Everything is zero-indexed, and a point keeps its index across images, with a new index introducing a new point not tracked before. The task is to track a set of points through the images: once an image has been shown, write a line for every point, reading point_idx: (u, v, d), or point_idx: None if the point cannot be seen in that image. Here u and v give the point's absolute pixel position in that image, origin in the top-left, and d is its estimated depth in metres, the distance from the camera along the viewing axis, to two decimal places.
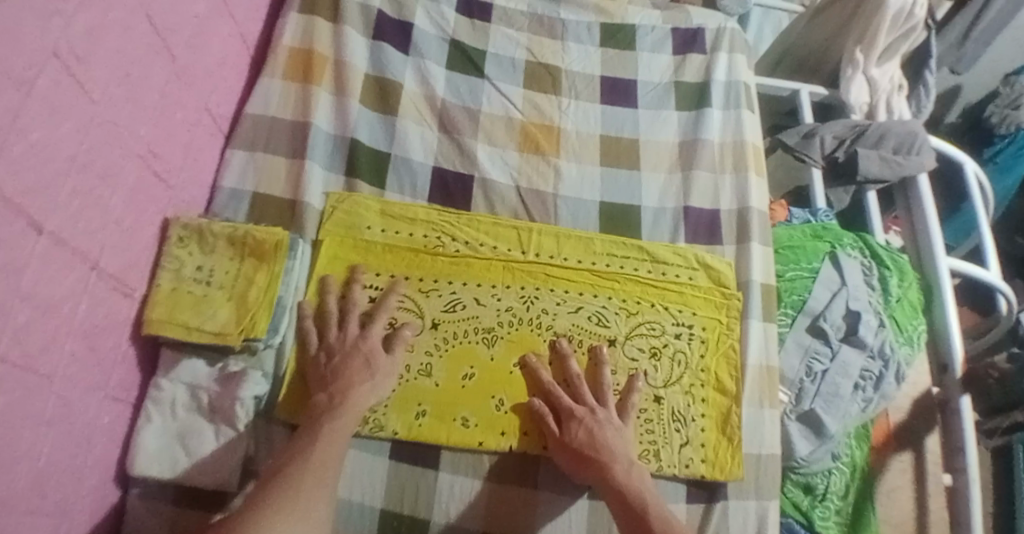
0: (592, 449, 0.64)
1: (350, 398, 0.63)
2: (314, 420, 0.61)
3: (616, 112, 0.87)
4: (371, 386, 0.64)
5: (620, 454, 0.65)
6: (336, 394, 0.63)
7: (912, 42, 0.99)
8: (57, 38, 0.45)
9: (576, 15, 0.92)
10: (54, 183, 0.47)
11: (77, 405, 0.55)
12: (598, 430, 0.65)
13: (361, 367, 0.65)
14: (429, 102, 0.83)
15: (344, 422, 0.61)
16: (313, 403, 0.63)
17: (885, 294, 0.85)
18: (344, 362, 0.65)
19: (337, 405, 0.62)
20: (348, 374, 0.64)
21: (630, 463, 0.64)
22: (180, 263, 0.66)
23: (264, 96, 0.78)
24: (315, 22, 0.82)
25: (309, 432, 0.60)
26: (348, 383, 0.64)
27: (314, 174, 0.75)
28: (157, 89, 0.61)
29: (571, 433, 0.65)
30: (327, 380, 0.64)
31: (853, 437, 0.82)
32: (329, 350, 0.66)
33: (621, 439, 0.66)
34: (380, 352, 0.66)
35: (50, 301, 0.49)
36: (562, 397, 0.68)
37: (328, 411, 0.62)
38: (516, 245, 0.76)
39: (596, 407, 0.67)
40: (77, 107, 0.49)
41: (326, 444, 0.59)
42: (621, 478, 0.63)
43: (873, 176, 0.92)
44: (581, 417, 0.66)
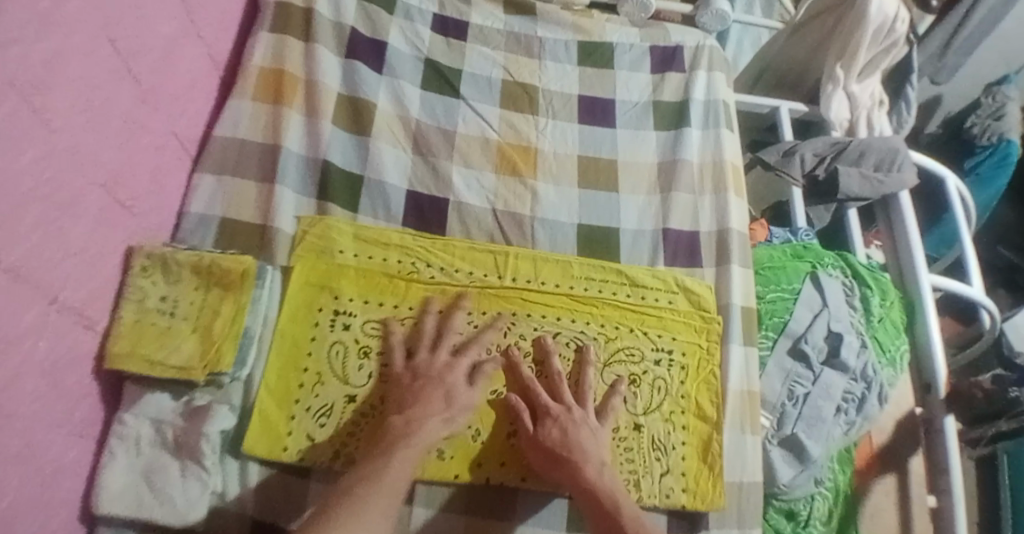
0: (563, 451, 0.64)
1: (426, 428, 0.62)
2: (383, 448, 0.60)
3: (594, 132, 0.86)
4: (446, 419, 0.63)
5: (595, 456, 0.64)
6: (410, 419, 0.62)
7: (892, 58, 0.99)
8: (16, 68, 0.43)
9: (553, 33, 0.91)
10: (13, 218, 0.45)
11: (39, 445, 0.53)
12: (572, 429, 0.65)
13: (441, 399, 0.64)
14: (403, 123, 0.82)
15: (416, 451, 0.60)
16: (388, 424, 0.62)
17: (867, 314, 0.84)
18: (428, 386, 0.65)
19: (412, 431, 0.61)
20: (427, 401, 0.64)
21: (602, 464, 0.64)
22: (143, 293, 0.63)
23: (233, 118, 0.76)
24: (286, 42, 0.81)
25: (379, 459, 0.58)
26: (425, 412, 0.63)
27: (285, 198, 0.74)
28: (122, 113, 0.59)
29: (545, 431, 0.65)
30: (407, 404, 0.64)
31: (837, 461, 0.81)
32: (414, 372, 0.66)
33: (595, 440, 0.65)
34: (462, 387, 0.66)
35: (9, 340, 0.47)
36: (539, 393, 0.68)
37: (404, 436, 0.61)
38: (493, 270, 0.75)
39: (573, 405, 0.67)
40: (36, 137, 0.47)
41: (395, 474, 0.57)
42: (594, 479, 0.62)
43: (854, 195, 0.91)
44: (557, 415, 0.66)
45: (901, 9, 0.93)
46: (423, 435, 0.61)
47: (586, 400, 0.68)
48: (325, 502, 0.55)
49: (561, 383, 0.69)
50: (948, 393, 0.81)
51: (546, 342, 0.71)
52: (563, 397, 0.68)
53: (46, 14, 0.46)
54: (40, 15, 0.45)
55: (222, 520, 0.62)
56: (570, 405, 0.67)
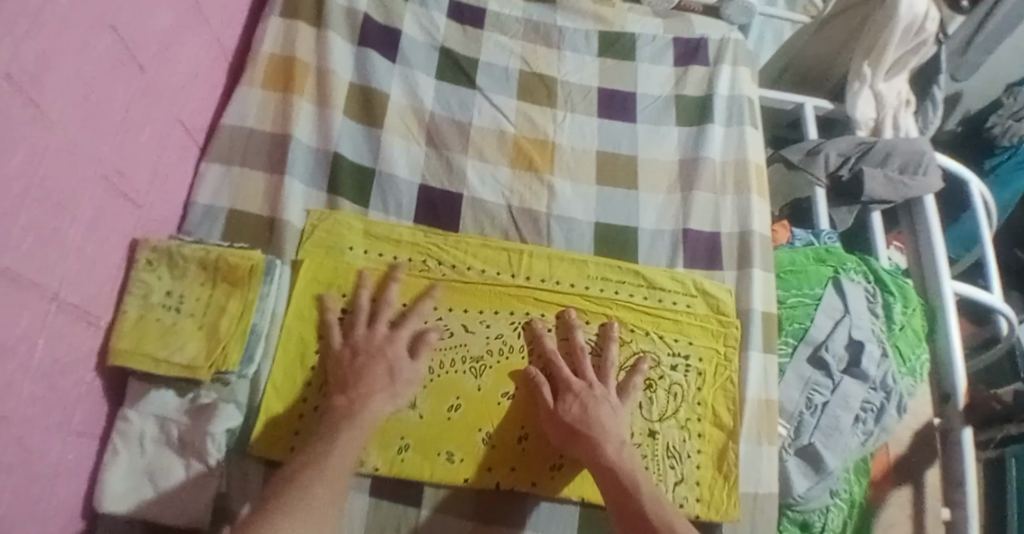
0: (583, 427, 0.62)
1: (371, 404, 0.60)
2: (328, 428, 0.58)
3: (613, 128, 0.83)
4: (390, 395, 0.62)
5: (613, 432, 0.62)
6: (354, 397, 0.60)
7: (923, 57, 0.96)
8: (10, 61, 0.40)
9: (573, 22, 0.88)
10: (7, 218, 0.43)
11: (40, 447, 0.51)
12: (592, 406, 0.64)
13: (384, 375, 0.62)
14: (416, 115, 0.79)
15: (362, 429, 0.59)
16: (331, 405, 0.60)
17: (888, 321, 0.82)
18: (370, 363, 0.63)
19: (355, 411, 0.59)
20: (369, 379, 0.62)
21: (621, 441, 0.62)
22: (148, 288, 0.61)
23: (240, 107, 0.73)
24: (297, 27, 0.78)
25: (325, 438, 0.57)
26: (368, 390, 0.61)
27: (294, 190, 0.71)
28: (123, 105, 0.56)
29: (565, 407, 0.64)
30: (348, 382, 0.62)
31: (853, 472, 0.79)
32: (353, 348, 0.64)
33: (614, 416, 0.64)
34: (404, 360, 0.64)
35: (4, 345, 0.45)
36: (562, 367, 0.67)
37: (348, 415, 0.59)
38: (506, 267, 0.72)
39: (594, 380, 0.66)
40: (31, 132, 0.44)
41: (342, 453, 0.56)
42: (612, 455, 0.61)
43: (879, 197, 0.88)
44: (577, 391, 0.65)
45: (931, 7, 0.89)
46: (370, 411, 0.60)
47: (606, 378, 0.67)
48: (273, 486, 0.55)
49: (582, 356, 0.68)
50: (966, 405, 0.80)
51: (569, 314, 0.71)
52: (584, 373, 0.67)
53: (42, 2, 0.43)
54: (36, 4, 0.42)
55: (226, 520, 0.61)
56: (593, 380, 0.66)
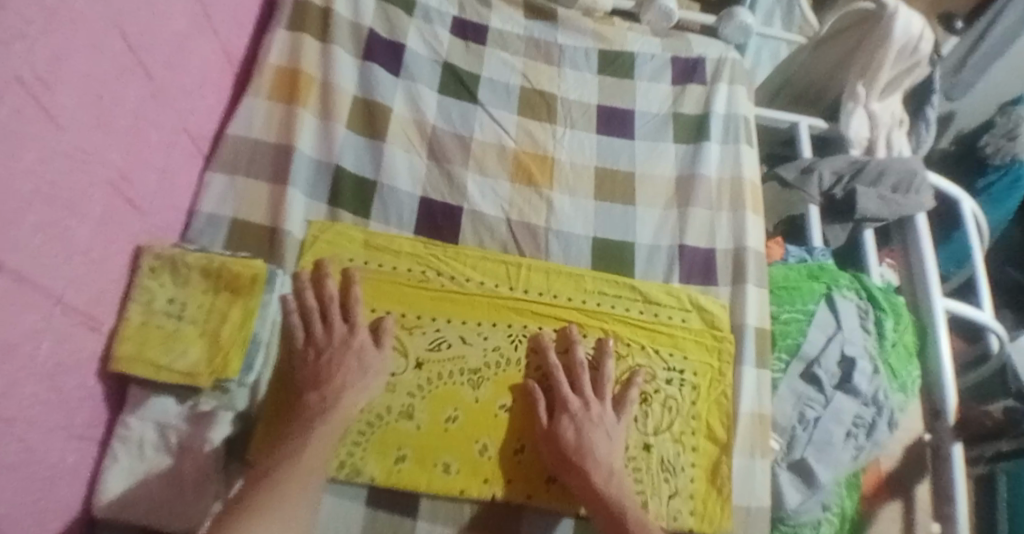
0: (577, 454, 0.64)
1: (343, 400, 0.62)
2: (301, 423, 0.60)
3: (612, 144, 0.85)
4: (361, 387, 0.63)
5: (604, 461, 0.64)
6: (325, 395, 0.62)
7: (916, 77, 0.98)
8: (23, 64, 0.41)
9: (574, 40, 0.90)
10: (15, 219, 0.44)
11: (40, 449, 0.52)
12: (587, 429, 0.65)
13: (355, 368, 0.64)
14: (419, 127, 0.80)
15: (332, 428, 0.61)
16: (303, 402, 0.62)
17: (881, 337, 0.84)
18: (337, 359, 0.64)
19: (328, 407, 0.61)
20: (338, 374, 0.63)
21: (611, 470, 0.64)
22: (151, 294, 0.62)
23: (246, 116, 0.75)
24: (302, 40, 0.79)
25: (297, 437, 0.59)
26: (340, 385, 0.63)
27: (296, 201, 0.73)
28: (131, 111, 0.57)
29: (560, 428, 0.65)
30: (320, 380, 0.63)
31: (845, 486, 0.80)
32: (317, 348, 0.65)
33: (607, 442, 0.65)
34: (370, 349, 0.65)
35: (10, 343, 0.45)
36: (561, 383, 0.68)
37: (320, 414, 0.61)
38: (504, 281, 0.73)
39: (591, 398, 0.67)
40: (40, 136, 0.45)
41: (314, 452, 0.59)
42: (600, 485, 0.63)
43: (871, 215, 0.90)
44: (573, 412, 0.66)
45: (926, 28, 0.91)
46: (342, 408, 0.62)
47: (605, 394, 0.68)
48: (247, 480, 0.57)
49: (581, 372, 0.69)
50: (955, 421, 0.81)
51: (569, 329, 0.72)
52: (582, 391, 0.68)
53: (54, 7, 0.44)
54: (48, 10, 0.43)
55: None
56: (591, 399, 0.67)
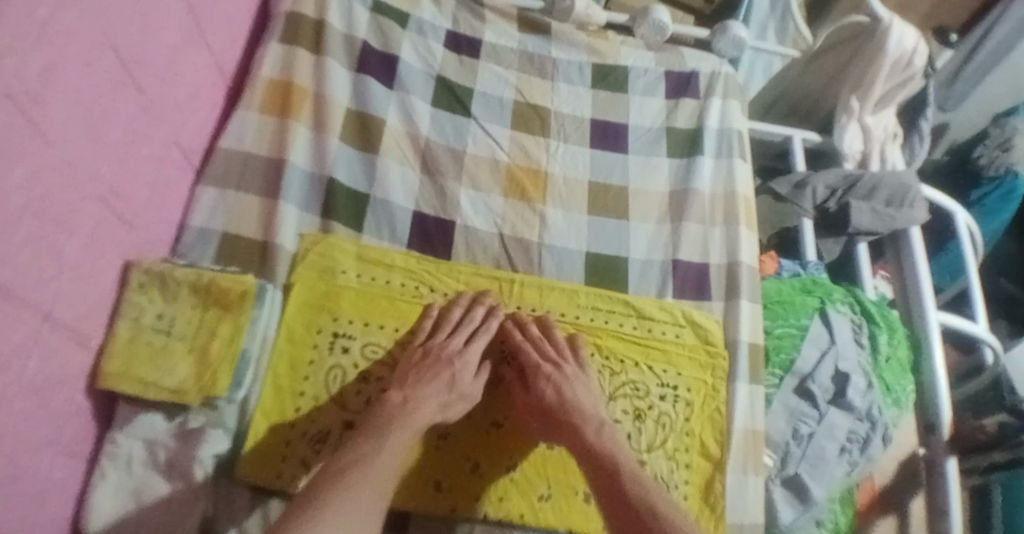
0: (562, 410, 0.65)
1: (421, 409, 0.63)
2: (377, 426, 0.60)
3: (605, 158, 0.85)
4: (445, 403, 0.65)
5: (590, 415, 0.65)
6: (406, 399, 0.63)
7: (910, 91, 0.98)
8: (14, 79, 0.41)
9: (567, 53, 0.90)
10: (4, 234, 0.43)
11: (27, 466, 0.51)
12: (566, 388, 0.66)
13: (444, 382, 0.65)
14: (412, 141, 0.80)
15: (407, 434, 0.61)
16: (384, 403, 0.63)
17: (874, 352, 0.83)
18: (434, 369, 0.66)
19: (406, 413, 0.62)
20: (428, 382, 0.65)
21: (600, 423, 0.64)
22: (140, 310, 0.61)
23: (238, 130, 0.74)
24: (295, 53, 0.79)
25: (371, 441, 0.59)
26: (423, 394, 0.64)
27: (288, 215, 0.72)
28: (123, 123, 0.57)
29: (540, 391, 0.66)
30: (405, 383, 0.65)
31: (839, 502, 0.80)
32: (423, 350, 0.68)
33: (588, 394, 0.67)
34: (467, 374, 0.67)
35: None
36: (530, 352, 0.69)
37: (397, 417, 0.62)
38: (495, 295, 0.73)
39: (560, 358, 0.68)
40: (31, 151, 0.45)
41: (387, 456, 0.58)
42: (591, 438, 0.63)
43: (865, 229, 0.90)
44: (549, 374, 0.66)
45: (920, 41, 0.91)
46: (418, 418, 0.62)
47: (571, 354, 0.69)
48: (317, 474, 0.56)
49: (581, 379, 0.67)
50: (951, 436, 0.81)
51: (553, 332, 0.71)
52: (550, 353, 0.68)
53: (46, 21, 0.44)
54: (41, 26, 0.43)
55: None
56: (560, 359, 0.68)
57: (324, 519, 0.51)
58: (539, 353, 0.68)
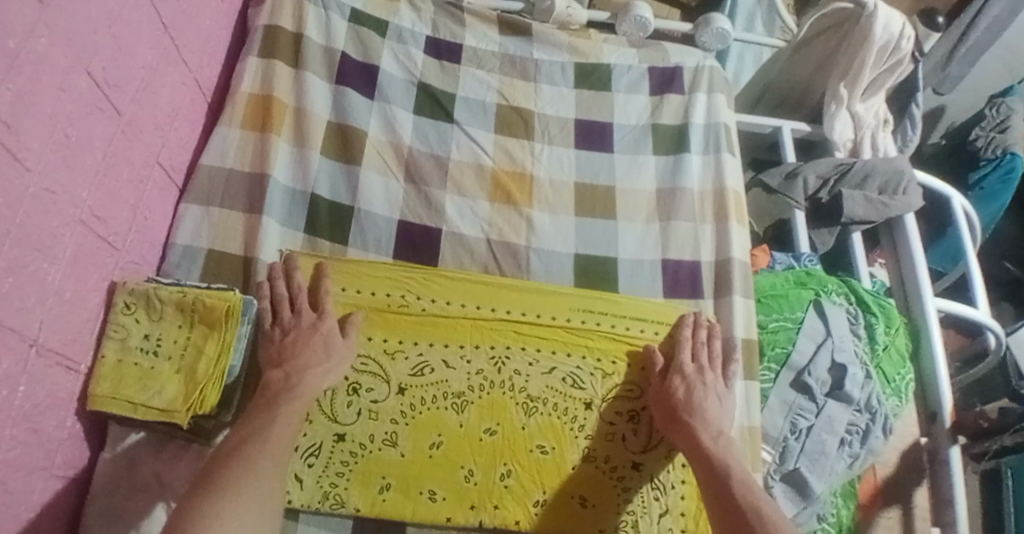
0: (685, 409, 0.67)
1: (306, 379, 0.62)
2: (269, 401, 0.60)
3: (591, 158, 0.84)
4: (324, 370, 0.63)
5: (711, 423, 0.66)
6: (291, 373, 0.62)
7: (898, 77, 0.97)
8: None
9: (549, 55, 0.89)
10: None
11: (21, 491, 0.50)
12: (698, 391, 0.68)
13: (319, 350, 0.64)
14: (396, 150, 0.80)
15: (299, 403, 0.60)
16: (267, 380, 0.62)
17: (871, 343, 0.82)
18: (301, 340, 0.64)
19: (291, 385, 0.61)
20: (306, 355, 0.63)
21: (718, 433, 0.66)
22: (126, 332, 0.61)
23: (219, 146, 0.74)
24: (274, 67, 0.79)
25: (264, 414, 0.58)
26: (304, 364, 0.63)
27: (272, 230, 0.72)
28: (101, 146, 0.57)
29: (672, 387, 0.69)
30: (280, 358, 0.63)
31: (840, 495, 0.79)
32: (282, 328, 0.65)
33: (718, 405, 0.68)
34: (337, 336, 0.66)
35: None
36: (682, 354, 0.71)
37: (285, 390, 0.61)
38: (485, 302, 0.72)
39: (706, 366, 0.70)
40: (8, 178, 0.44)
41: (284, 426, 0.58)
42: (708, 443, 0.64)
43: (858, 218, 0.89)
44: (687, 374, 0.69)
45: (905, 26, 0.90)
46: (304, 386, 0.61)
47: (715, 366, 0.71)
48: (213, 457, 0.55)
49: (673, 388, 0.68)
50: (953, 424, 0.79)
51: (715, 341, 0.73)
52: (701, 357, 0.71)
53: (18, 47, 0.43)
54: (12, 52, 0.43)
55: None
56: (709, 368, 0.71)
57: (227, 501, 0.50)
58: (692, 353, 0.71)
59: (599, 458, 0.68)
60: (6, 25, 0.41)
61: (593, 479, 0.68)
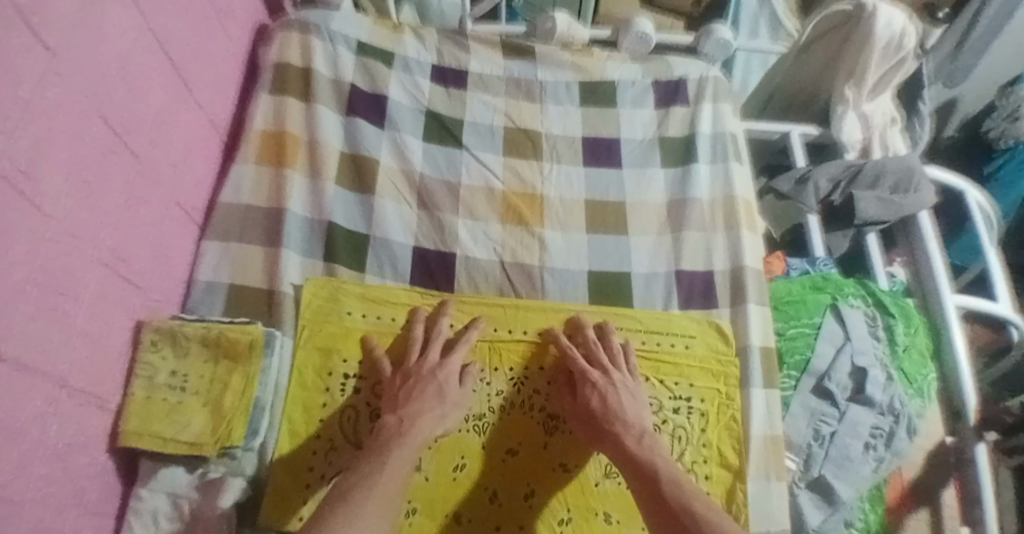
0: (604, 418, 0.65)
1: (419, 423, 0.62)
2: (382, 444, 0.60)
3: (601, 174, 0.85)
4: (439, 415, 0.64)
5: (634, 425, 0.65)
6: (403, 417, 0.62)
7: (905, 73, 0.97)
8: (4, 159, 0.42)
9: (554, 75, 0.90)
10: (11, 308, 0.45)
11: (56, 527, 0.52)
12: (612, 396, 0.67)
13: (434, 395, 0.65)
14: (407, 177, 0.81)
15: (412, 449, 0.60)
16: (382, 424, 0.62)
17: (892, 344, 0.81)
18: (418, 385, 0.65)
19: (404, 431, 0.61)
20: (419, 400, 0.64)
21: (640, 433, 0.64)
22: (153, 369, 0.62)
23: (236, 184, 0.76)
24: (286, 103, 0.81)
25: (377, 457, 0.59)
26: (418, 409, 0.63)
27: (291, 261, 0.74)
28: (120, 190, 0.58)
29: (587, 398, 0.67)
30: (398, 403, 0.64)
31: (867, 499, 0.78)
32: (404, 373, 0.67)
33: (633, 403, 0.67)
34: (454, 384, 0.67)
35: (16, 429, 0.46)
36: (576, 358, 0.69)
37: (397, 437, 0.61)
38: (502, 324, 0.73)
39: (608, 366, 0.69)
40: (29, 226, 0.46)
41: (393, 473, 0.57)
42: (633, 447, 0.63)
43: (872, 219, 0.89)
44: (596, 382, 0.67)
45: (908, 23, 0.90)
46: (419, 432, 0.61)
47: (623, 361, 0.71)
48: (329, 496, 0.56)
49: (614, 392, 0.67)
50: (977, 421, 0.77)
51: (611, 339, 0.72)
52: (600, 358, 0.70)
53: (31, 99, 0.45)
54: (24, 104, 0.44)
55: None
56: (610, 365, 0.69)
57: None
58: (589, 360, 0.70)
59: (621, 474, 0.69)
60: (15, 77, 0.43)
61: (618, 495, 0.68)
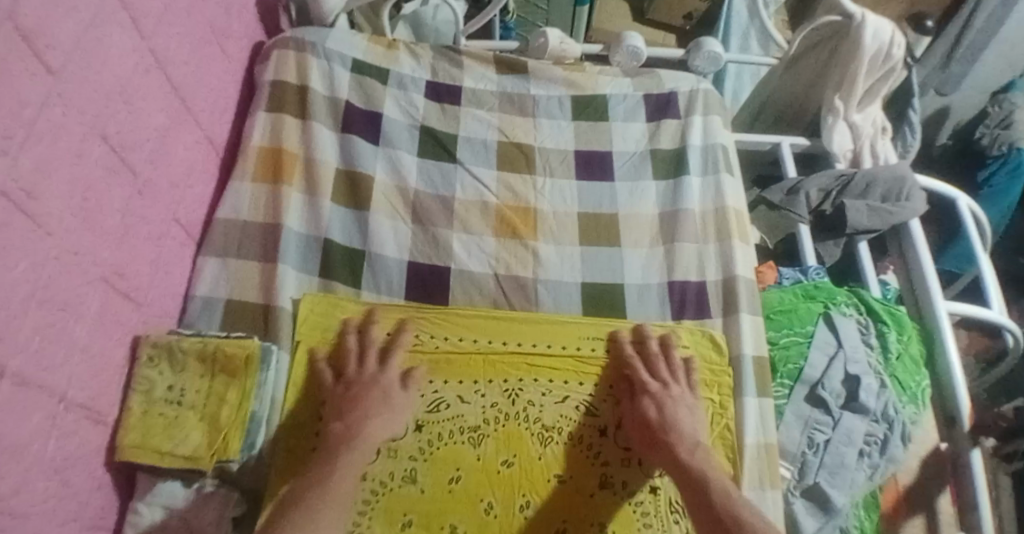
0: (661, 430, 0.67)
1: (367, 428, 0.64)
2: (332, 446, 0.62)
3: (594, 188, 0.86)
4: (387, 419, 0.65)
5: (687, 437, 0.67)
6: (349, 423, 0.64)
7: (893, 83, 0.98)
8: (6, 178, 0.43)
9: (546, 90, 0.92)
10: (13, 324, 0.45)
11: None
12: (668, 406, 0.69)
13: (379, 398, 0.66)
14: (401, 194, 0.82)
15: (360, 453, 0.62)
16: (329, 431, 0.64)
17: (884, 351, 0.82)
18: (360, 393, 0.67)
19: (349, 434, 0.63)
20: (363, 405, 0.65)
21: (694, 444, 0.66)
22: (151, 383, 0.63)
23: (233, 201, 0.77)
24: (282, 120, 0.82)
25: (327, 460, 0.61)
26: (362, 414, 0.64)
27: (288, 277, 0.75)
28: (119, 209, 0.59)
29: (643, 408, 0.69)
30: (342, 410, 0.65)
31: (862, 506, 0.78)
32: (345, 383, 0.68)
33: (691, 417, 0.69)
34: (397, 389, 0.68)
35: (17, 444, 0.46)
36: (638, 368, 0.72)
37: (344, 441, 0.63)
38: (495, 336, 0.74)
39: (668, 380, 0.71)
40: (31, 244, 0.47)
41: (343, 475, 0.60)
42: (684, 457, 0.65)
43: (863, 228, 0.90)
44: (654, 393, 0.70)
45: (895, 33, 0.91)
46: (367, 435, 0.63)
47: (684, 375, 0.73)
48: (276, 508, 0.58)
49: (669, 403, 0.69)
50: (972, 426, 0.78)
51: (671, 351, 0.74)
52: (661, 373, 0.72)
53: (33, 120, 0.46)
54: (27, 123, 0.46)
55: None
56: (670, 379, 0.72)
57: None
58: (650, 373, 0.72)
59: (616, 483, 0.69)
60: (18, 99, 0.44)
61: (611, 506, 0.68)
